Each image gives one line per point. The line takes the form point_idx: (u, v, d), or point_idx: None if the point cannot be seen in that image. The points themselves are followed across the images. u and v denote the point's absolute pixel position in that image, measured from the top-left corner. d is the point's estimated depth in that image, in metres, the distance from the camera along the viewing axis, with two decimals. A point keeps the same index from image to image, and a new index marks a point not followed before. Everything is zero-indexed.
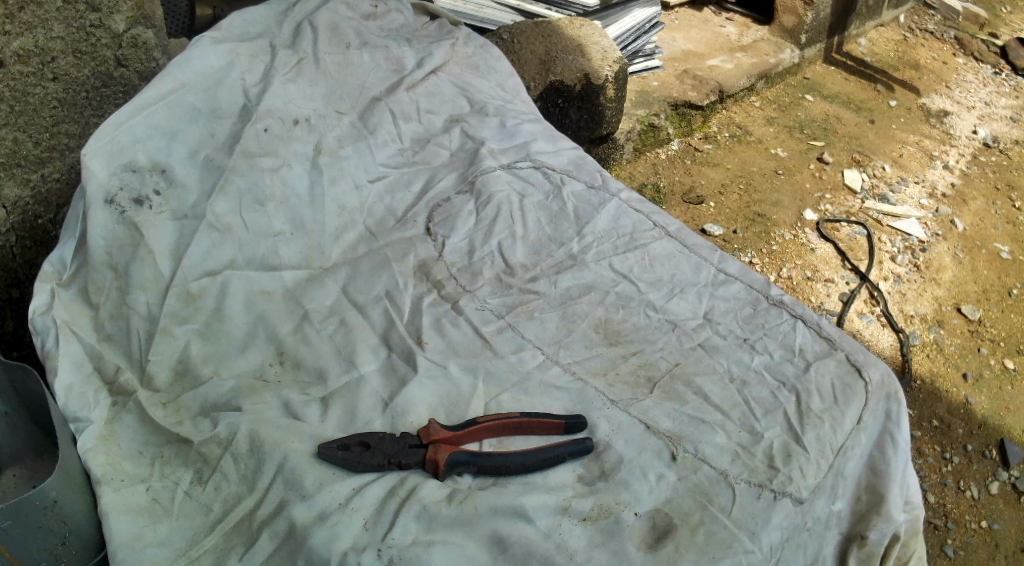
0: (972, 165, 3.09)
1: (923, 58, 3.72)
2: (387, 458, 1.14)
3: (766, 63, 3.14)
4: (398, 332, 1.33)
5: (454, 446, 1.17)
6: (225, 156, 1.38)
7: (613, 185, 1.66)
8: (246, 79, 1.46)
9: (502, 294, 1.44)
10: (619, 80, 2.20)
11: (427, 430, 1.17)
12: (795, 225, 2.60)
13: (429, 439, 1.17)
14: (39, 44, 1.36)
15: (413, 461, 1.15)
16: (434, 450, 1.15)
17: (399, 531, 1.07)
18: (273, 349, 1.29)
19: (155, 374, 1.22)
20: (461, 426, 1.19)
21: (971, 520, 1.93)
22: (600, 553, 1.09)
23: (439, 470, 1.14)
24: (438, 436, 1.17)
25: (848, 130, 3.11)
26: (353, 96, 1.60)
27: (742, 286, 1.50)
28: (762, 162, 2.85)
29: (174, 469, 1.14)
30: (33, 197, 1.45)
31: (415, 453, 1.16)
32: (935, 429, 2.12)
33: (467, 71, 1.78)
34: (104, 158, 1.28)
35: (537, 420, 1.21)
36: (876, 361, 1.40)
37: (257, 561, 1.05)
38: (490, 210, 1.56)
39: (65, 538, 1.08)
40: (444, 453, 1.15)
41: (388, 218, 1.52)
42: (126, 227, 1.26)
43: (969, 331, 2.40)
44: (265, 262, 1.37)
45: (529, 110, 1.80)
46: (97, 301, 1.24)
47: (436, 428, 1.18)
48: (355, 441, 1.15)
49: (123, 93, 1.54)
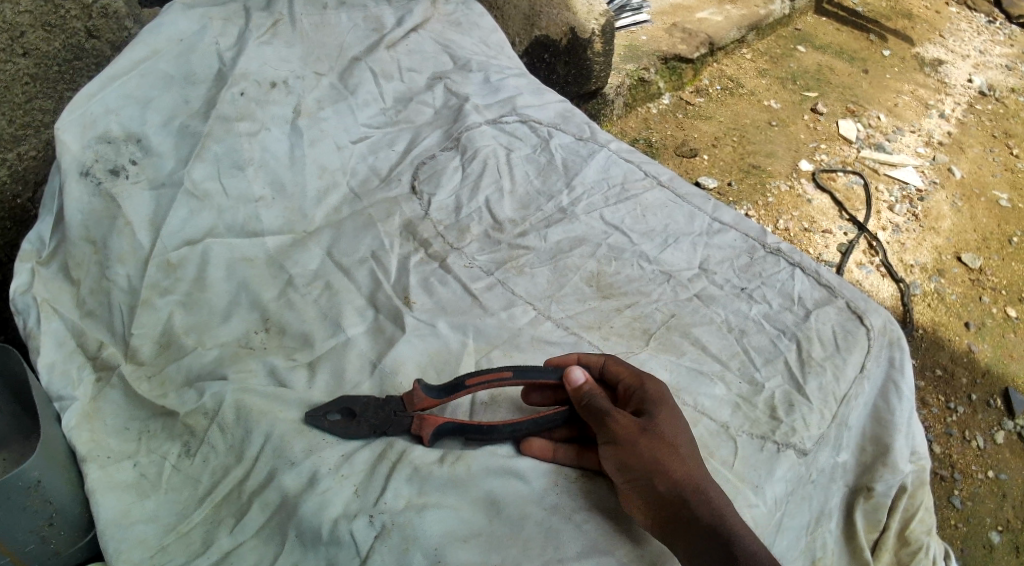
0: (969, 114, 3.04)
1: (916, 8, 3.63)
2: (373, 429, 1.11)
3: (756, 15, 3.07)
4: (385, 292, 1.29)
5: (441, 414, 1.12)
6: (201, 122, 1.33)
7: (602, 136, 1.61)
8: (220, 44, 1.41)
9: (491, 251, 1.40)
10: (607, 34, 2.15)
11: (411, 399, 1.12)
12: (791, 176, 2.56)
13: (413, 408, 1.12)
14: (7, 19, 1.31)
15: (398, 430, 1.11)
16: (418, 426, 1.10)
17: (391, 495, 1.05)
18: (257, 316, 1.25)
19: (139, 348, 1.19)
20: (446, 389, 1.13)
21: (978, 470, 1.92)
22: (599, 511, 1.07)
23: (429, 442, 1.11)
24: (423, 406, 1.12)
25: (842, 80, 3.05)
26: (331, 56, 1.53)
27: (738, 235, 1.46)
28: (755, 113, 2.79)
29: (160, 443, 1.12)
30: (10, 175, 1.39)
31: (400, 422, 1.11)
32: (938, 378, 2.09)
33: (448, 28, 1.71)
34: (77, 130, 1.24)
35: (585, 366, 1.16)
36: (877, 307, 1.37)
37: (249, 532, 1.04)
38: (476, 166, 1.51)
39: (52, 519, 1.06)
40: (428, 430, 1.10)
41: (372, 177, 1.47)
42: (103, 200, 1.23)
43: (970, 280, 2.37)
44: (246, 228, 1.33)
45: (514, 65, 1.73)
46: (77, 277, 1.21)
47: (420, 396, 1.12)
48: (339, 409, 1.13)
49: (96, 65, 1.49)
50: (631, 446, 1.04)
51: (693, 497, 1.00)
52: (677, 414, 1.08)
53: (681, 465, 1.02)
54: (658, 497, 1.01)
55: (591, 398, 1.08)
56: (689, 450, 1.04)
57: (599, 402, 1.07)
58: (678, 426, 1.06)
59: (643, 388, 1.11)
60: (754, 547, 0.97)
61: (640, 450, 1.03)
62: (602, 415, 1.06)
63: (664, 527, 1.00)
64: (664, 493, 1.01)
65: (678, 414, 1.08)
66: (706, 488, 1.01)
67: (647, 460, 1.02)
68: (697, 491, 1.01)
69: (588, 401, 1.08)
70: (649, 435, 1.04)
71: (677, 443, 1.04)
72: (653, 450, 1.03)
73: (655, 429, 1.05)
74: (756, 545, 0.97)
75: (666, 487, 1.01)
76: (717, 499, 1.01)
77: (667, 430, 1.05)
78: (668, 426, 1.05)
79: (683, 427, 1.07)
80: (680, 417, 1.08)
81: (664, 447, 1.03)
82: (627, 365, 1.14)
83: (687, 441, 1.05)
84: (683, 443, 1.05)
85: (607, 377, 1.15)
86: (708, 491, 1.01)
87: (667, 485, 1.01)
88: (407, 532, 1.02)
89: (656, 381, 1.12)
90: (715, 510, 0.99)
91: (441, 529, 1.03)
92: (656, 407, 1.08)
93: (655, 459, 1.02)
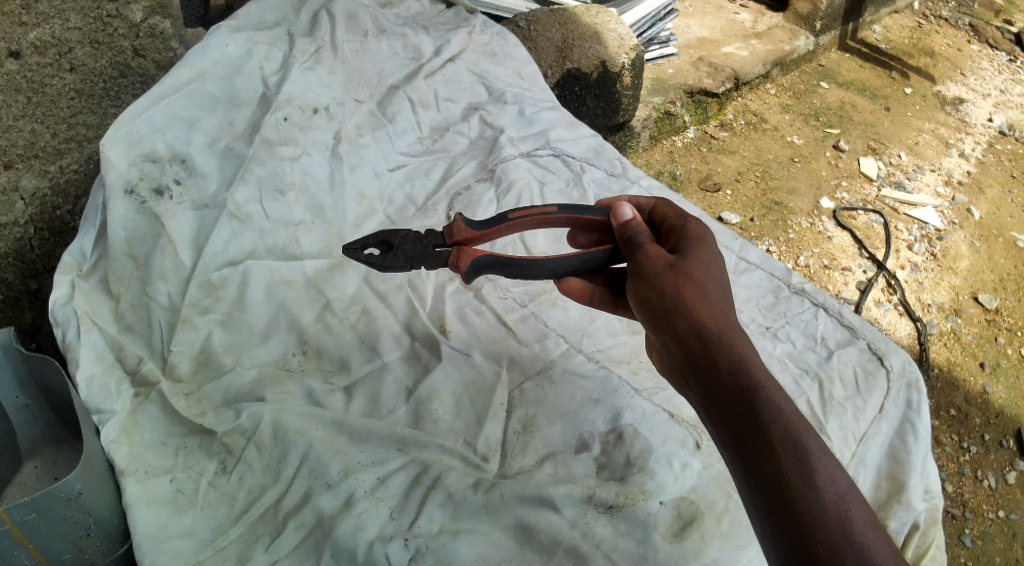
0: (988, 153, 3.06)
1: (938, 46, 3.66)
2: (409, 261, 1.18)
3: (782, 50, 3.11)
4: (420, 320, 1.34)
5: (478, 251, 1.19)
6: (245, 145, 1.37)
7: (632, 173, 1.67)
8: (264, 68, 1.45)
9: (525, 282, 1.45)
10: (635, 67, 2.18)
11: (450, 231, 1.22)
12: (812, 213, 2.59)
13: (452, 240, 1.22)
14: (56, 35, 1.33)
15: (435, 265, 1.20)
16: (457, 257, 1.19)
17: (424, 520, 1.11)
18: (295, 337, 1.30)
19: (177, 364, 1.22)
20: (487, 223, 1.22)
21: (989, 509, 1.93)
22: (626, 541, 1.12)
23: (463, 276, 1.19)
24: (462, 237, 1.21)
25: (863, 117, 3.08)
26: (370, 84, 1.58)
27: (764, 274, 1.49)
28: (778, 149, 2.83)
29: (197, 459, 1.16)
30: (51, 188, 1.39)
31: (438, 256, 1.20)
32: (953, 418, 2.10)
33: (484, 59, 1.75)
34: (123, 147, 1.26)
35: (635, 207, 1.23)
36: (898, 349, 1.39)
37: (284, 551, 1.08)
38: (510, 199, 1.56)
39: (89, 530, 1.08)
40: (466, 261, 1.18)
41: (408, 206, 1.52)
42: (147, 217, 1.26)
43: (987, 320, 2.38)
44: (286, 251, 1.35)
45: (547, 97, 1.77)
46: (118, 291, 1.24)
47: (460, 228, 1.21)
48: (378, 242, 1.19)
49: (141, 83, 1.51)
50: (654, 279, 1.04)
51: (715, 342, 0.97)
52: (713, 260, 1.06)
53: (705, 309, 1.00)
54: (679, 337, 1.00)
55: (629, 230, 1.13)
56: (719, 296, 1.02)
57: (637, 236, 1.11)
58: (710, 270, 1.04)
59: (684, 229, 1.12)
60: (776, 401, 0.92)
61: (662, 283, 1.03)
62: (636, 249, 1.10)
63: (683, 367, 1.00)
64: (684, 333, 1.00)
65: (714, 258, 1.06)
66: (730, 334, 0.98)
67: (669, 297, 1.02)
68: (720, 337, 0.97)
69: (629, 235, 1.12)
70: (676, 274, 1.03)
71: (705, 284, 1.02)
72: (678, 289, 1.02)
73: (683, 268, 1.03)
74: (780, 399, 0.93)
75: (686, 326, 0.99)
76: (741, 348, 0.96)
77: (699, 272, 1.03)
78: (698, 266, 1.03)
79: (716, 273, 1.05)
80: (717, 263, 1.06)
81: (689, 286, 1.02)
82: (675, 209, 1.18)
83: (720, 286, 1.03)
84: (713, 285, 1.03)
85: (655, 219, 1.20)
86: (734, 338, 0.97)
87: (686, 323, 1.00)
88: (441, 557, 1.08)
89: (699, 224, 1.13)
90: (736, 358, 0.96)
91: (472, 554, 1.08)
92: (692, 251, 1.07)
93: (678, 297, 1.01)
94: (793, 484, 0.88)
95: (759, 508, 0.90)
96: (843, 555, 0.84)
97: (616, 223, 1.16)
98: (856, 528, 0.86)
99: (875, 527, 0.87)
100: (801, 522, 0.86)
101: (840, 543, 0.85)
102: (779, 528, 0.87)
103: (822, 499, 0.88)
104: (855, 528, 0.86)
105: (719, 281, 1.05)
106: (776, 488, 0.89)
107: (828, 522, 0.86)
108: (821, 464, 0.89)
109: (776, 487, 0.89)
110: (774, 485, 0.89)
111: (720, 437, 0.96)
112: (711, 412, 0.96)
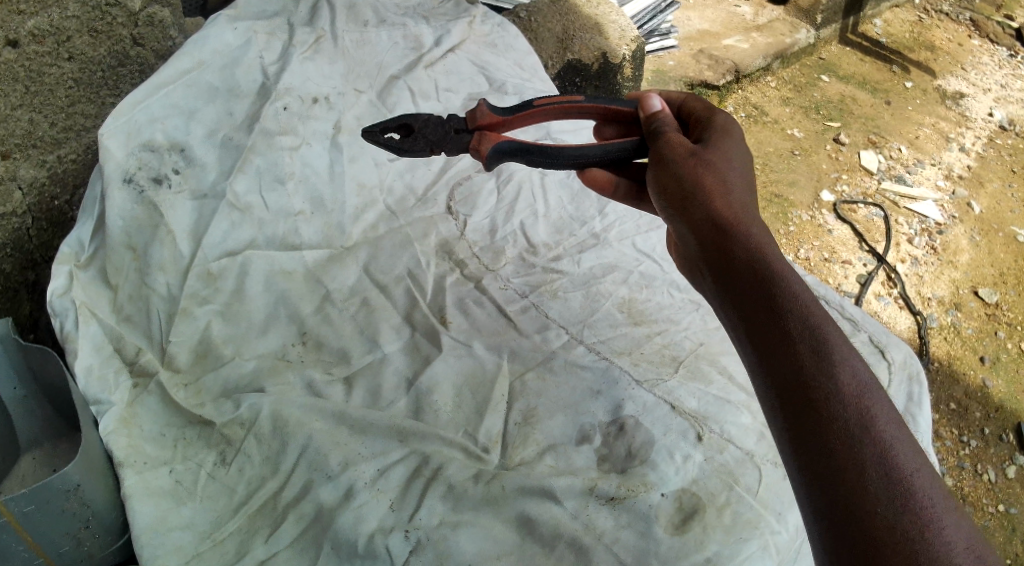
0: (989, 148, 3.06)
1: (938, 40, 3.65)
2: (429, 145, 1.21)
3: (782, 43, 3.10)
4: (421, 311, 1.33)
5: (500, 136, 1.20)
6: (245, 136, 1.36)
7: None
8: (264, 58, 1.44)
9: (525, 274, 1.44)
10: (636, 59, 2.17)
11: (474, 116, 1.22)
12: (812, 206, 2.59)
13: (475, 125, 1.21)
14: (54, 24, 1.31)
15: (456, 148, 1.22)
16: (478, 141, 1.19)
17: (424, 512, 1.10)
18: (295, 329, 1.29)
19: (176, 355, 1.21)
20: (511, 109, 1.22)
21: (988, 503, 1.93)
22: (627, 533, 1.11)
23: (484, 159, 1.20)
24: (485, 122, 1.21)
25: (864, 111, 3.07)
26: (371, 74, 1.57)
27: None
28: (778, 142, 2.82)
29: (196, 451, 1.15)
30: (50, 178, 1.39)
31: (460, 140, 1.22)
32: (952, 412, 2.10)
33: (485, 49, 1.74)
34: (122, 137, 1.26)
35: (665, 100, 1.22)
36: (899, 343, 1.40)
37: (283, 543, 1.08)
38: (511, 189, 1.56)
39: (88, 522, 1.07)
40: (488, 145, 1.19)
41: (408, 196, 1.51)
42: (145, 207, 1.25)
43: (987, 315, 2.38)
44: (285, 241, 1.35)
45: (547, 88, 1.76)
46: (116, 282, 1.23)
47: (483, 114, 1.21)
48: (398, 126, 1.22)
49: (139, 72, 1.51)
50: (674, 166, 1.05)
51: (732, 232, 0.97)
52: (734, 154, 1.05)
53: (723, 200, 1.00)
54: (694, 224, 1.00)
55: (655, 120, 1.13)
56: (737, 189, 1.02)
57: (661, 126, 1.12)
58: (730, 162, 1.04)
59: (711, 122, 1.12)
60: (795, 288, 0.91)
61: (681, 170, 1.04)
62: (660, 137, 1.11)
63: (698, 256, 1.00)
64: (700, 221, 1.00)
65: (737, 152, 1.06)
66: (747, 225, 0.98)
67: (687, 183, 1.02)
68: (736, 226, 0.97)
69: (655, 126, 1.13)
70: (696, 164, 1.04)
71: (725, 174, 1.02)
72: (696, 179, 1.02)
73: (702, 159, 1.04)
74: (798, 287, 0.91)
75: (701, 215, 1.00)
76: (759, 238, 0.96)
77: (719, 164, 1.03)
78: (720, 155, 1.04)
79: (736, 166, 1.04)
80: (738, 158, 1.05)
81: (709, 176, 1.02)
82: (704, 102, 1.17)
83: (739, 178, 1.03)
84: (734, 177, 1.03)
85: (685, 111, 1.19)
86: (750, 229, 0.97)
87: (703, 212, 1.00)
88: (441, 549, 1.07)
89: (726, 117, 1.13)
90: (753, 247, 0.95)
91: (473, 546, 1.08)
92: (714, 145, 1.06)
93: (697, 185, 1.01)
94: (811, 370, 0.85)
95: (773, 401, 0.87)
96: (862, 447, 0.81)
97: (644, 115, 1.16)
98: (877, 422, 0.83)
99: (896, 422, 0.84)
100: (819, 411, 0.84)
101: (861, 439, 0.82)
102: (795, 416, 0.85)
103: (842, 390, 0.85)
104: (876, 424, 0.83)
105: (739, 173, 1.04)
106: (793, 377, 0.86)
107: (848, 412, 0.83)
108: (841, 356, 0.86)
109: (793, 379, 0.86)
110: (791, 373, 0.86)
111: (736, 330, 0.94)
112: (727, 304, 0.95)
